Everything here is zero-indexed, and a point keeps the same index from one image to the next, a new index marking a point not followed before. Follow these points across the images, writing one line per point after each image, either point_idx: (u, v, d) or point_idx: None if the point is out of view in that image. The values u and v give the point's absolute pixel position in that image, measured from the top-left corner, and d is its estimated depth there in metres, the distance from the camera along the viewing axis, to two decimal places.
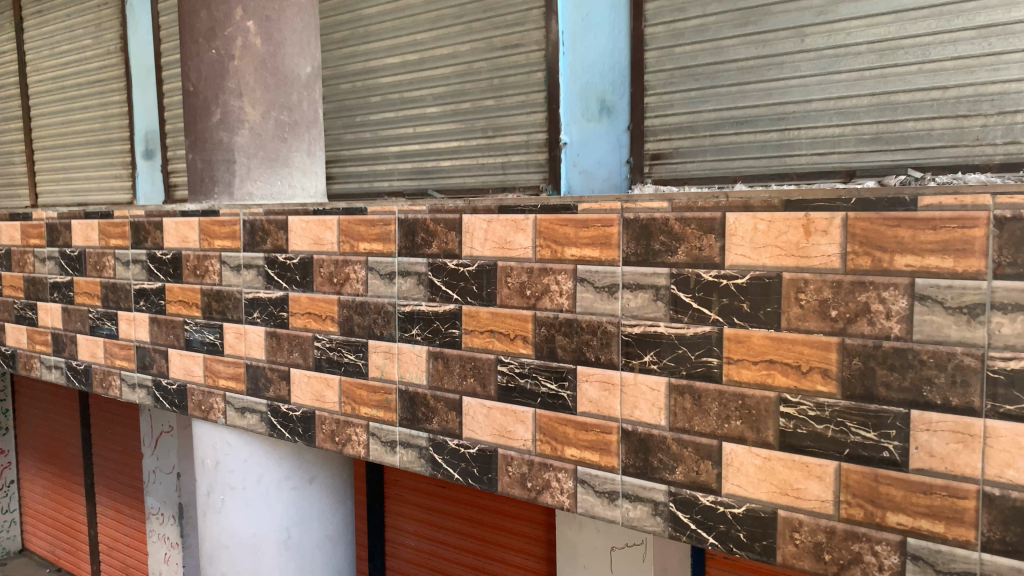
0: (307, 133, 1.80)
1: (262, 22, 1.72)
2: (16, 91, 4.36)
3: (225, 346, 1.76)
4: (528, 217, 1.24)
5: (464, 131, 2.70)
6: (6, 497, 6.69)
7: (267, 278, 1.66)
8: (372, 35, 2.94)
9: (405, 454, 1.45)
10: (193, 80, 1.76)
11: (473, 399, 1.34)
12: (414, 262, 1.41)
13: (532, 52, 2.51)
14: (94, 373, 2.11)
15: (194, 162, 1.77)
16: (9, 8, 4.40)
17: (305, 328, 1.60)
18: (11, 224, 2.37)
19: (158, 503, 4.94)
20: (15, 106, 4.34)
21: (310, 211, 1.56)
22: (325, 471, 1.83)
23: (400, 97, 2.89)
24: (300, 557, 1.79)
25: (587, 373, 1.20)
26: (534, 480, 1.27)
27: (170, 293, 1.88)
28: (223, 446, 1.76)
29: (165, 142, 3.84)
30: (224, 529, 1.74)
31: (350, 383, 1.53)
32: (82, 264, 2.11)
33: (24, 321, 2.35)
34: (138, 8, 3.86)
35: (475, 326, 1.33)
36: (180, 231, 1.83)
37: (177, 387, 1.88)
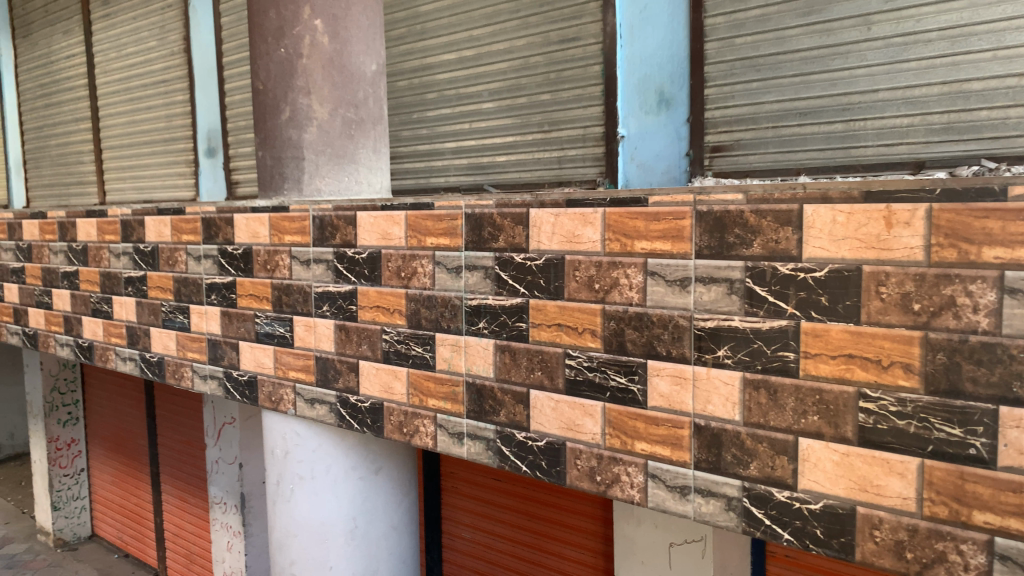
0: (373, 130, 1.83)
1: (329, 20, 1.75)
2: (85, 92, 4.53)
3: (295, 339, 1.80)
4: (596, 211, 1.24)
5: (521, 125, 2.71)
6: (77, 484, 6.97)
7: (336, 272, 1.69)
8: (428, 32, 2.96)
9: (473, 446, 1.47)
10: (262, 79, 1.80)
11: (541, 392, 1.34)
12: (480, 257, 1.42)
13: (588, 45, 2.50)
14: (167, 365, 2.18)
15: (264, 159, 1.81)
16: (77, 12, 4.54)
17: (373, 321, 1.63)
18: (87, 220, 2.45)
19: (221, 492, 5.07)
20: (87, 108, 4.51)
21: (378, 207, 1.58)
22: (390, 462, 1.86)
23: (456, 93, 2.91)
24: (368, 548, 1.82)
25: (658, 367, 1.19)
26: (603, 474, 1.28)
27: (240, 287, 1.92)
28: (294, 436, 1.80)
29: (227, 140, 3.93)
30: (294, 518, 1.77)
31: (418, 375, 1.55)
32: (155, 259, 2.18)
33: (100, 315, 2.44)
34: (200, 9, 3.95)
35: (543, 319, 1.33)
36: (250, 227, 1.87)
37: (248, 379, 1.93)
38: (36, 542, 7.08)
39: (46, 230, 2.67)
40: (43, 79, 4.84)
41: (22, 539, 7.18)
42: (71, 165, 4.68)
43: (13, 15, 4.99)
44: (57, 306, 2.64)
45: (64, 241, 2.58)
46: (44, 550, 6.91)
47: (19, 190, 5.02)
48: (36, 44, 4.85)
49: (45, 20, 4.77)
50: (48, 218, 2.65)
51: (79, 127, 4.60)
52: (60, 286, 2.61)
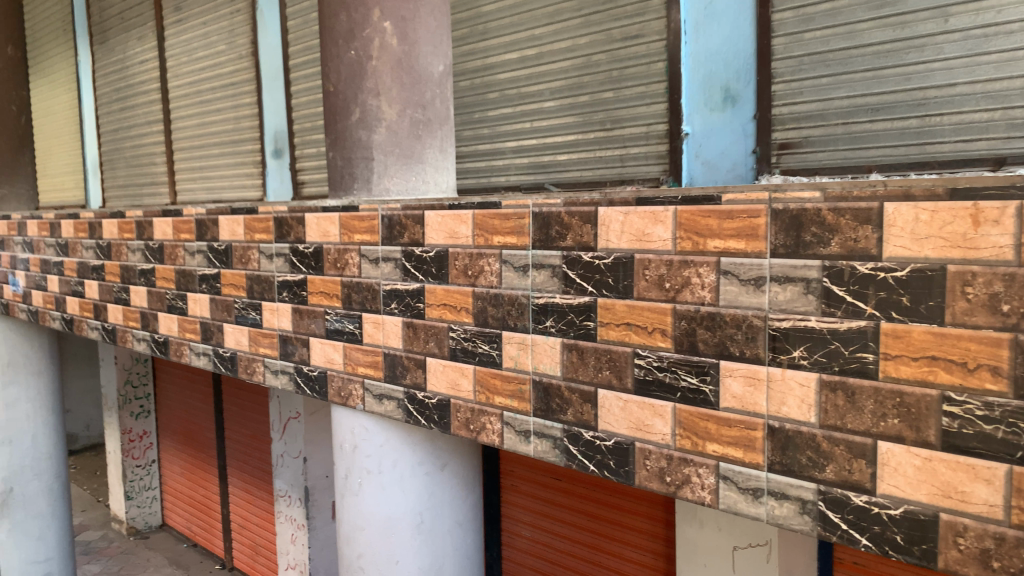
0: (440, 130, 1.86)
1: (398, 22, 1.78)
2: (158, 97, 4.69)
3: (364, 336, 1.83)
4: (667, 209, 1.23)
5: (582, 124, 2.70)
6: (149, 474, 7.23)
7: (404, 270, 1.72)
8: (491, 32, 2.98)
9: (540, 444, 1.47)
10: (333, 81, 1.87)
11: (609, 392, 1.34)
12: (548, 255, 1.42)
13: (652, 42, 2.49)
14: (239, 360, 2.25)
15: (336, 160, 1.88)
16: (151, 19, 4.70)
17: (440, 318, 1.65)
18: (163, 219, 2.54)
19: (286, 485, 5.19)
20: (161, 111, 4.67)
21: (446, 206, 1.60)
22: (455, 459, 1.88)
23: (518, 92, 2.92)
24: (434, 542, 1.84)
25: (730, 368, 1.17)
26: (673, 475, 1.27)
27: (312, 284, 1.96)
28: (362, 431, 1.84)
29: (293, 141, 4.01)
30: (362, 511, 1.83)
31: (485, 372, 1.56)
32: (229, 257, 2.24)
33: (175, 311, 2.52)
34: (268, 13, 4.05)
35: (611, 319, 1.33)
36: (321, 226, 1.91)
37: (318, 374, 1.97)
38: (110, 530, 7.36)
39: (124, 229, 2.76)
40: (118, 84, 5.03)
41: (97, 526, 7.46)
42: (144, 166, 4.85)
43: (90, 23, 5.18)
44: (135, 302, 2.73)
45: (141, 240, 2.67)
46: (118, 538, 7.17)
47: (96, 191, 5.23)
48: (113, 50, 5.04)
49: (121, 26, 4.95)
50: (127, 217, 2.74)
51: (152, 130, 4.77)
52: (137, 283, 2.71)
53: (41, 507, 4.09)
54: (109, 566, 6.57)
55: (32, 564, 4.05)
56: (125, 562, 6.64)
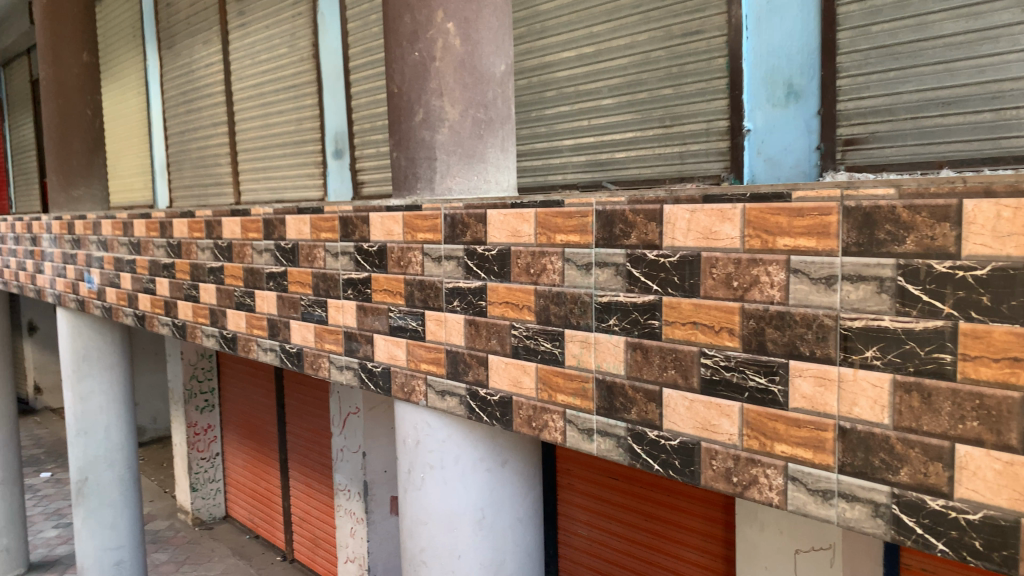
0: (501, 129, 1.88)
1: (461, 23, 1.80)
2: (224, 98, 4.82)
3: (427, 333, 1.85)
4: (735, 207, 1.21)
5: (640, 121, 2.69)
6: (213, 467, 7.45)
7: (467, 269, 1.73)
8: (548, 30, 2.98)
9: (603, 442, 1.47)
10: (398, 82, 1.91)
11: (674, 391, 1.33)
12: (611, 253, 1.41)
13: (713, 38, 2.46)
14: (305, 356, 2.30)
15: (400, 160, 1.92)
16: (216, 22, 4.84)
17: (502, 316, 1.66)
18: (232, 219, 2.61)
19: (345, 480, 5.28)
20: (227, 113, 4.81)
21: (508, 204, 1.61)
22: (516, 456, 1.89)
23: (576, 89, 2.91)
24: (495, 538, 1.86)
25: (800, 368, 1.16)
26: (740, 475, 1.25)
27: (376, 282, 2.00)
28: (424, 426, 1.87)
29: (353, 142, 4.09)
30: (425, 506, 1.86)
31: (547, 371, 1.56)
32: (295, 256, 2.30)
33: (243, 308, 2.59)
34: (328, 15, 4.11)
35: (676, 317, 1.32)
36: (385, 225, 1.94)
37: (382, 370, 2.01)
38: (176, 519, 7.59)
39: (194, 229, 2.85)
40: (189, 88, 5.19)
41: (164, 516, 7.70)
42: (211, 166, 5.04)
43: (158, 28, 5.38)
44: (204, 299, 2.82)
45: (210, 238, 2.75)
46: (184, 528, 7.39)
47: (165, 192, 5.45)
48: (180, 54, 5.21)
49: (187, 31, 5.11)
50: (196, 217, 2.82)
51: (218, 131, 4.92)
52: (206, 280, 2.79)
53: (114, 496, 4.26)
54: (176, 555, 6.78)
55: (104, 550, 4.23)
56: (191, 552, 6.84)
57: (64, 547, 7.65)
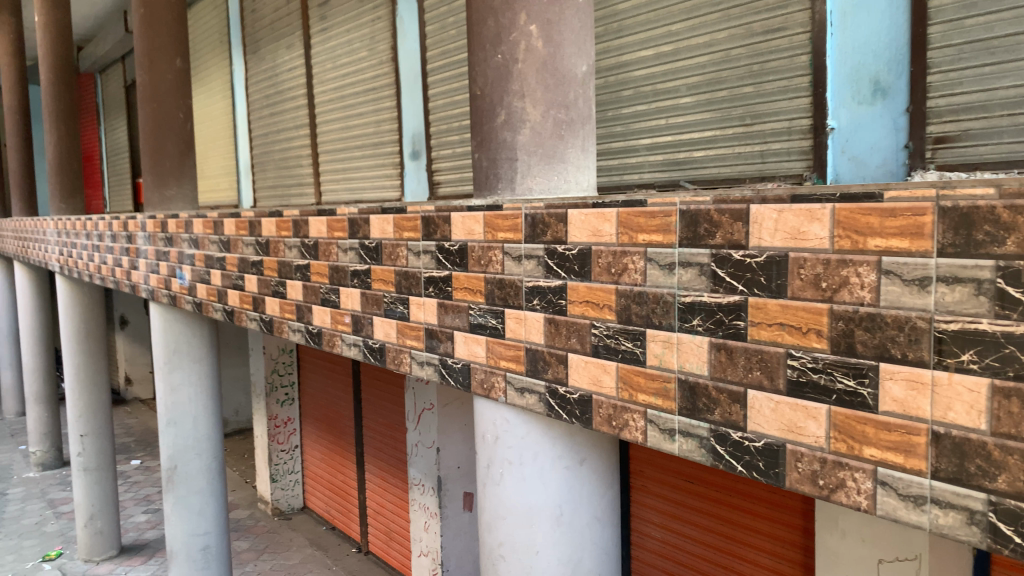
0: (582, 129, 1.89)
1: (544, 25, 1.82)
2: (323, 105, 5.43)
3: (507, 331, 1.88)
4: (824, 207, 1.20)
5: (721, 119, 2.99)
6: (292, 459, 7.68)
7: (547, 268, 1.74)
8: (626, 29, 3.37)
9: (685, 442, 1.47)
10: (481, 85, 1.95)
11: (759, 392, 1.32)
12: (695, 253, 1.40)
13: (795, 35, 2.70)
14: (387, 351, 2.36)
15: (481, 161, 1.96)
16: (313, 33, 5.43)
17: (583, 315, 1.66)
18: (318, 218, 2.69)
19: (420, 474, 5.37)
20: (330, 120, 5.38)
21: (589, 204, 1.61)
22: (595, 454, 1.90)
23: (653, 89, 3.27)
24: (574, 536, 1.88)
25: (891, 371, 1.14)
26: (827, 478, 1.24)
27: (457, 280, 2.03)
28: (503, 422, 1.90)
29: (429, 143, 4.50)
30: (504, 501, 1.90)
31: (628, 370, 1.56)
32: (379, 254, 2.36)
33: (328, 304, 2.68)
34: (407, 21, 4.54)
35: (762, 318, 1.30)
36: (466, 224, 1.96)
37: (462, 366, 2.05)
38: (256, 509, 7.83)
39: (281, 227, 2.95)
40: (289, 93, 5.84)
41: (246, 506, 7.95)
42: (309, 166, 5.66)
43: (263, 37, 6.06)
44: (291, 295, 2.92)
45: (298, 237, 2.84)
46: (264, 518, 7.61)
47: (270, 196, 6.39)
48: (281, 62, 5.87)
49: (285, 32, 5.73)
50: (284, 217, 2.93)
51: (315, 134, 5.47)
52: (294, 278, 2.89)
53: (201, 484, 4.44)
54: (256, 543, 6.98)
55: (192, 536, 4.43)
56: (271, 541, 7.03)
57: (153, 532, 7.98)
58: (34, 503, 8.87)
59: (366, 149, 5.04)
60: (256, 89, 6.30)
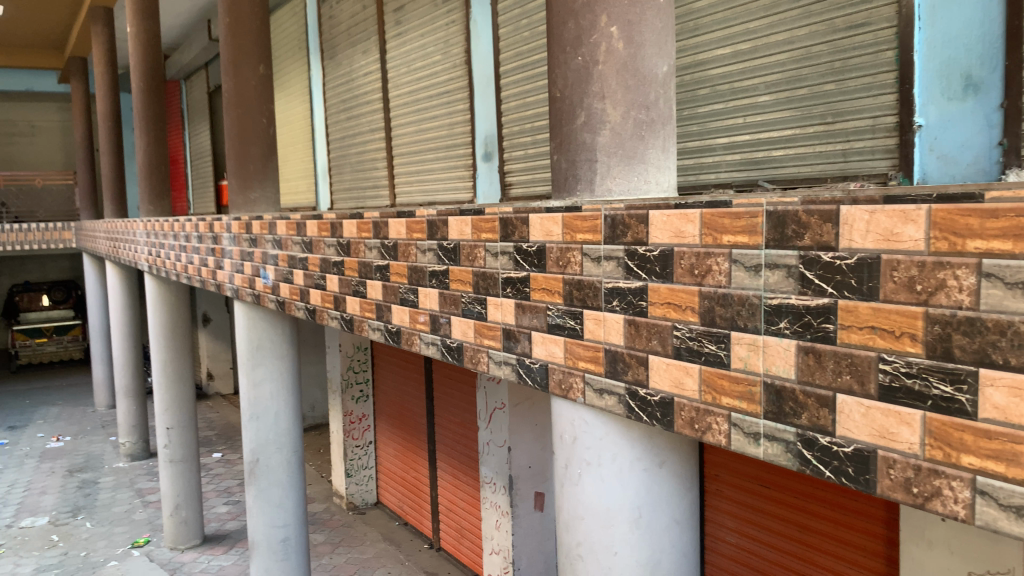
0: (663, 130, 1.87)
1: (624, 26, 1.82)
2: (399, 109, 5.56)
3: (585, 332, 1.87)
4: (920, 208, 1.17)
5: (802, 118, 2.94)
6: (366, 454, 7.85)
7: (627, 269, 1.73)
8: (702, 28, 3.33)
9: (770, 447, 1.45)
10: (560, 87, 1.96)
11: (849, 397, 1.30)
12: (783, 255, 1.38)
13: (880, 30, 2.64)
14: (465, 350, 2.40)
15: (560, 163, 1.98)
16: (388, 38, 5.56)
17: (664, 317, 1.65)
18: (398, 220, 2.75)
19: (492, 472, 5.42)
20: (406, 123, 5.50)
21: (672, 205, 1.59)
22: (675, 456, 1.89)
23: (730, 87, 3.24)
24: (653, 538, 1.87)
25: (992, 377, 1.10)
26: (922, 486, 1.21)
27: (534, 281, 2.04)
28: (581, 423, 1.91)
29: (501, 145, 4.55)
30: (582, 501, 1.91)
31: (711, 372, 1.55)
32: (457, 255, 2.40)
33: (407, 303, 2.73)
34: (481, 24, 4.59)
35: (852, 322, 1.27)
36: (545, 225, 1.97)
37: (539, 366, 2.06)
38: (331, 503, 8.00)
39: (362, 229, 3.03)
40: (365, 98, 5.99)
41: (321, 499, 8.13)
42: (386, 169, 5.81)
43: (340, 43, 6.23)
44: (371, 295, 2.99)
45: (377, 238, 2.91)
46: (339, 511, 7.77)
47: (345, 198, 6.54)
48: (357, 65, 6.02)
49: (361, 37, 5.88)
50: (364, 218, 3.00)
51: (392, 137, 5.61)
52: (373, 278, 2.96)
53: (281, 477, 4.58)
54: (331, 536, 7.13)
55: (272, 527, 4.58)
56: (345, 534, 7.18)
57: (233, 523, 8.25)
58: (124, 492, 9.29)
59: (439, 151, 5.13)
60: (333, 94, 6.47)
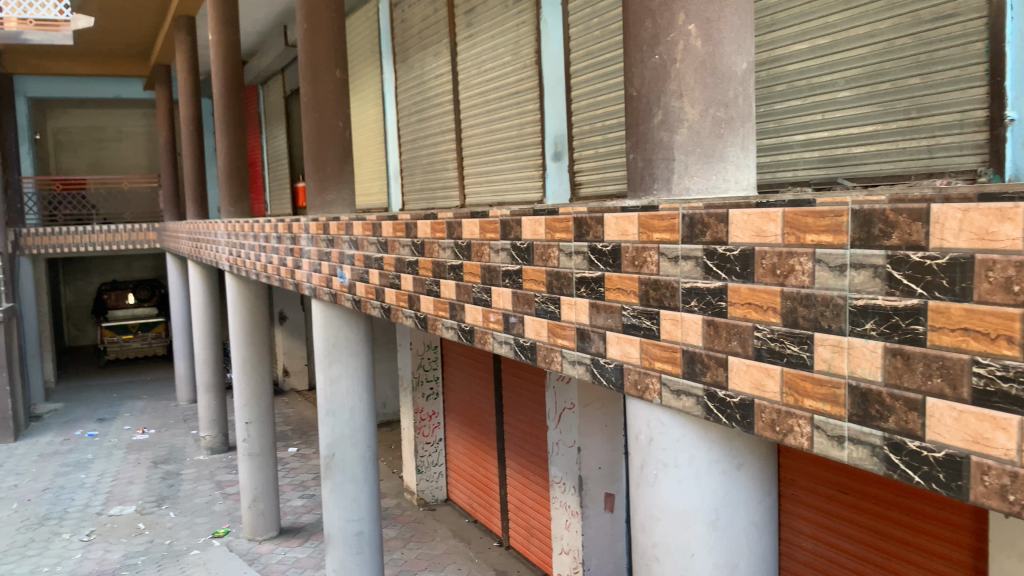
0: (741, 128, 1.85)
1: (703, 24, 1.81)
2: (469, 111, 5.62)
3: (662, 332, 1.86)
4: (1017, 206, 1.13)
5: (884, 114, 2.87)
6: (436, 451, 7.96)
7: (705, 269, 1.71)
8: (779, 23, 3.27)
9: (855, 450, 1.42)
10: (637, 86, 1.96)
11: (940, 401, 1.26)
12: (869, 254, 1.35)
13: (969, 21, 2.56)
14: (539, 349, 2.41)
15: (636, 162, 1.97)
16: (458, 40, 5.63)
17: (744, 317, 1.62)
18: (471, 220, 2.78)
19: (561, 472, 5.43)
20: (476, 125, 5.56)
21: (752, 204, 1.56)
22: (753, 459, 1.87)
23: (808, 84, 3.17)
24: (730, 542, 1.85)
25: None
26: (1018, 494, 1.17)
27: (610, 281, 2.04)
28: (657, 424, 1.90)
29: (571, 145, 4.55)
30: (658, 502, 1.91)
31: (794, 374, 1.52)
32: (530, 255, 2.42)
33: (480, 302, 2.76)
34: (551, 25, 4.61)
35: (945, 323, 1.24)
36: (621, 225, 1.96)
37: (614, 366, 2.06)
38: (403, 499, 8.12)
39: (436, 229, 3.07)
40: (436, 100, 6.08)
41: (393, 494, 8.26)
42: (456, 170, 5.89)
43: (412, 46, 6.33)
44: (444, 294, 3.03)
45: (451, 239, 2.95)
46: (410, 507, 7.88)
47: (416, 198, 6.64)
48: (429, 68, 6.11)
49: (433, 39, 5.97)
50: (438, 218, 3.05)
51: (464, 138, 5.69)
52: (447, 277, 3.00)
53: (356, 472, 4.68)
54: (403, 531, 7.24)
55: (347, 520, 4.70)
56: (416, 530, 7.28)
57: (308, 516, 8.46)
58: (205, 484, 9.62)
59: (508, 151, 5.17)
60: (405, 97, 6.58)
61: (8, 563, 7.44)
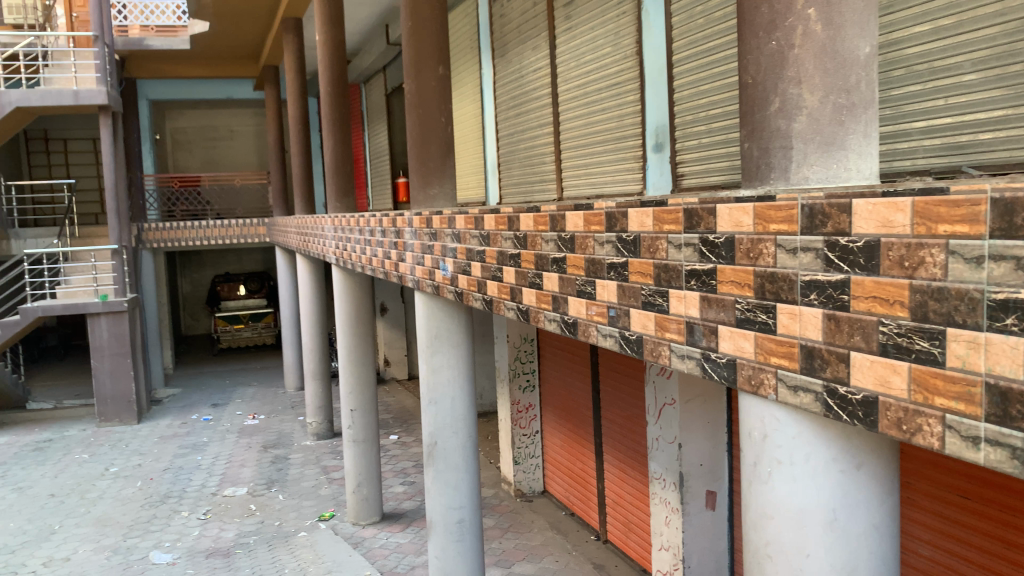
0: (864, 114, 1.78)
1: (823, 8, 1.75)
2: (568, 104, 5.61)
3: (779, 326, 1.81)
4: None
5: (1016, 97, 2.69)
6: (533, 443, 8.00)
7: (827, 261, 1.65)
8: (898, 5, 3.13)
9: (993, 452, 1.35)
10: (752, 73, 1.90)
11: None
12: (1012, 245, 1.28)
13: None
14: (645, 342, 2.39)
15: (751, 151, 1.92)
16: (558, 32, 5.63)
17: (868, 311, 1.56)
18: (575, 213, 2.78)
19: (661, 468, 5.37)
20: (574, 117, 5.55)
21: (879, 193, 1.50)
22: (876, 460, 1.78)
23: (930, 67, 3.01)
24: (850, 545, 1.78)
25: None
26: None
27: (722, 274, 1.99)
28: (774, 421, 1.87)
29: (672, 135, 4.47)
30: (773, 501, 1.87)
31: (923, 371, 1.46)
32: (637, 247, 2.39)
33: (584, 295, 2.76)
34: (653, 14, 4.55)
35: None
36: (734, 216, 1.91)
37: (726, 361, 2.01)
38: (500, 489, 8.20)
39: (539, 222, 3.09)
40: (534, 94, 6.10)
41: (491, 484, 8.36)
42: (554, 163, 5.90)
43: (511, 40, 6.37)
44: (548, 286, 3.04)
45: (554, 231, 2.96)
46: (507, 497, 7.96)
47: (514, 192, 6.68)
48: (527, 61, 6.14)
49: (532, 33, 5.99)
50: (541, 211, 3.06)
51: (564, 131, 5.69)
52: (550, 270, 3.01)
53: (457, 460, 4.77)
54: (501, 521, 7.33)
55: (449, 508, 4.79)
56: (514, 520, 7.35)
57: (409, 503, 8.66)
58: (311, 469, 10.00)
59: (607, 144, 5.14)
60: (503, 92, 6.63)
61: (134, 537, 7.94)
